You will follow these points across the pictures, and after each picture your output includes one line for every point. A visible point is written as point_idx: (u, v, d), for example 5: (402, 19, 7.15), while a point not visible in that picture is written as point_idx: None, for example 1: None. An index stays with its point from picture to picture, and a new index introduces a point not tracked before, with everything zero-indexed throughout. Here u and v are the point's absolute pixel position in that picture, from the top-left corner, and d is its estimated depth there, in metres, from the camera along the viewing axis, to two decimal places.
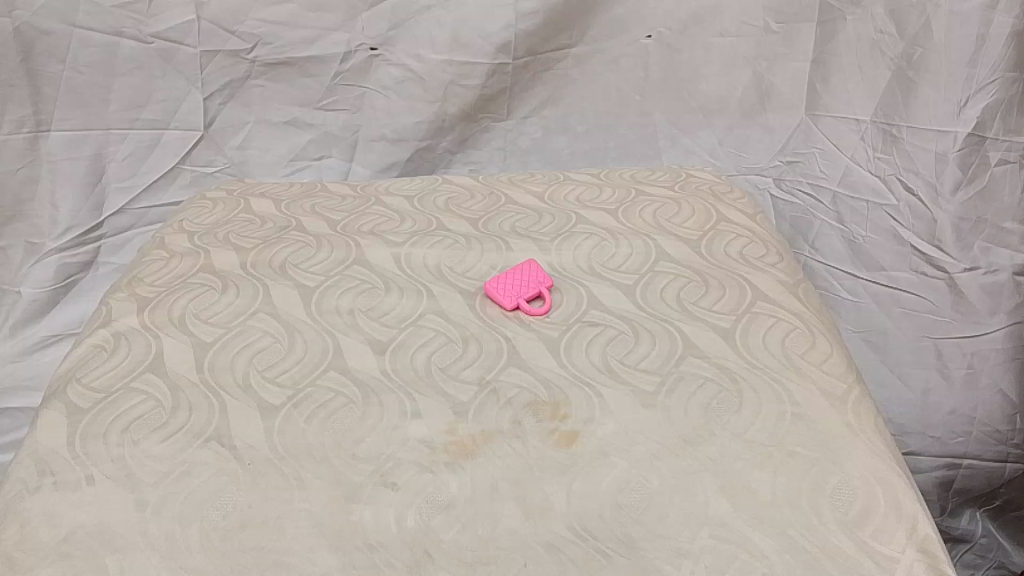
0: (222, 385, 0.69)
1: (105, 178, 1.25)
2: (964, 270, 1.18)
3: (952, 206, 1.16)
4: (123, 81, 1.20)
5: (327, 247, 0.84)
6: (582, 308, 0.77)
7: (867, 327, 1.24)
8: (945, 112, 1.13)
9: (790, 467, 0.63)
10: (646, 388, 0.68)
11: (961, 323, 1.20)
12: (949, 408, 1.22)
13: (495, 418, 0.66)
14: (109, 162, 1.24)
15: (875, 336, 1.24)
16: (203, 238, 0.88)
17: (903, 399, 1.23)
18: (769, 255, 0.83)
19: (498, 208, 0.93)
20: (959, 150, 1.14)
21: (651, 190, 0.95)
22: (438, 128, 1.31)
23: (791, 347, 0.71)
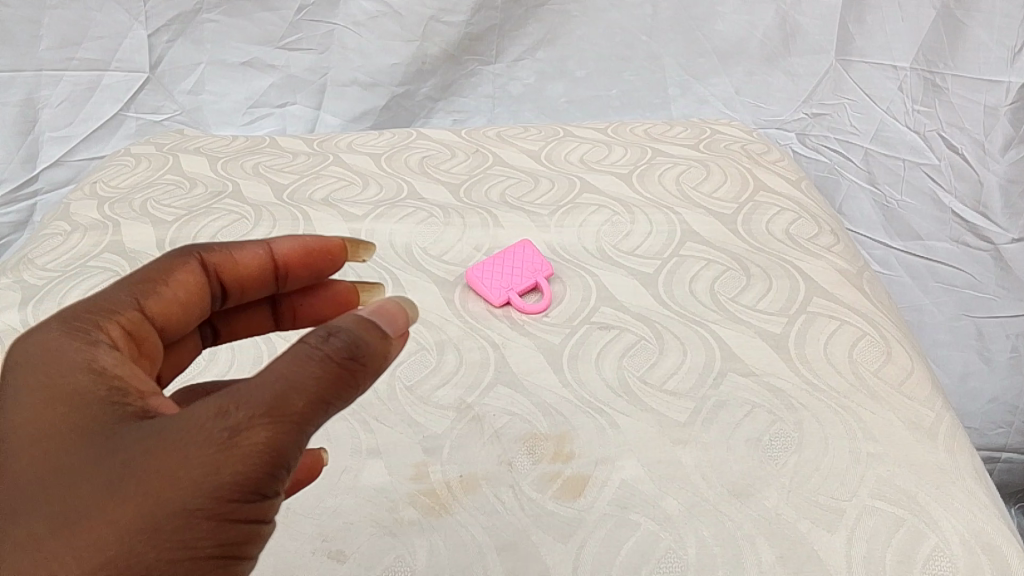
0: None
1: (37, 126, 1.05)
2: (1012, 240, 0.94)
3: (1002, 166, 0.96)
4: (54, 14, 1.02)
5: (268, 220, 0.67)
6: (588, 305, 0.60)
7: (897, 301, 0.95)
8: (996, 58, 0.97)
9: (870, 529, 0.47)
10: (675, 416, 0.52)
11: (1006, 301, 0.92)
12: (987, 395, 0.89)
13: (478, 458, 0.50)
14: (42, 108, 1.05)
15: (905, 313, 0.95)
16: (115, 206, 0.71)
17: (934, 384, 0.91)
18: (823, 235, 0.66)
19: (485, 169, 0.76)
20: (1011, 104, 0.97)
21: (672, 150, 0.78)
22: (418, 71, 1.13)
23: (862, 360, 0.56)
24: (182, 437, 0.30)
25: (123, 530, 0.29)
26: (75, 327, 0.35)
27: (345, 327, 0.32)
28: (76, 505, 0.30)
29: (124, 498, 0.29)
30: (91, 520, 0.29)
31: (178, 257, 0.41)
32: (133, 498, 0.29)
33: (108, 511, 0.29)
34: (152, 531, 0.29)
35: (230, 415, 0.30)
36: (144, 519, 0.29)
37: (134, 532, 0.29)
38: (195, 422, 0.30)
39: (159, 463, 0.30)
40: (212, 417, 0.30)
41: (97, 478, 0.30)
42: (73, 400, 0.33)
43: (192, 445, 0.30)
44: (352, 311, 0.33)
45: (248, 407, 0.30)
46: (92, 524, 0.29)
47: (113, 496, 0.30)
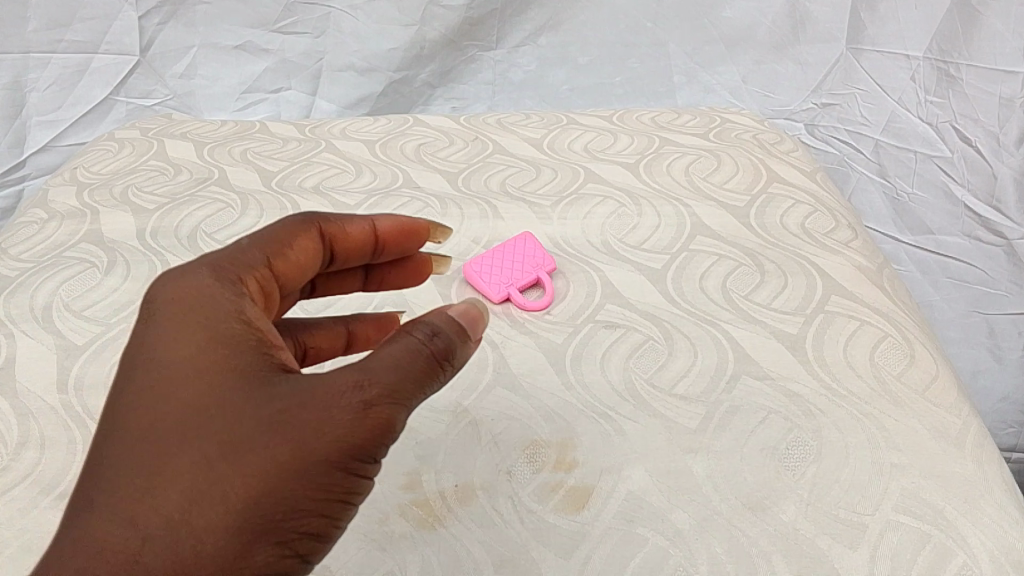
0: (93, 411, 0.49)
1: (24, 111, 1.02)
2: None
3: (1016, 159, 0.93)
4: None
5: (255, 209, 0.64)
6: (593, 302, 0.57)
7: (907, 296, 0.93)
8: (1013, 48, 0.94)
9: (894, 545, 0.44)
10: (685, 422, 0.49)
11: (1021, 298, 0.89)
12: (999, 394, 0.87)
13: (475, 466, 0.47)
14: (29, 93, 1.02)
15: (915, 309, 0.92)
16: (94, 193, 0.67)
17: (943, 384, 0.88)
18: (840, 229, 0.63)
19: (484, 158, 0.72)
20: None
21: (680, 139, 0.75)
22: (416, 57, 1.09)
23: (883, 363, 0.52)
24: (318, 400, 0.33)
25: (261, 476, 0.31)
26: (218, 278, 0.37)
27: (443, 326, 0.36)
28: (216, 451, 0.32)
29: (264, 448, 0.32)
30: (231, 464, 0.32)
31: (300, 224, 0.42)
32: (273, 448, 0.32)
33: (248, 456, 0.32)
34: (287, 480, 0.31)
35: (364, 386, 0.33)
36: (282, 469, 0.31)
37: (271, 480, 0.31)
38: (330, 389, 0.33)
39: (295, 422, 0.32)
40: (347, 386, 0.33)
41: (232, 429, 0.32)
42: (228, 343, 0.35)
43: (327, 408, 0.32)
44: (446, 309, 0.37)
45: (381, 384, 0.33)
46: (231, 467, 0.31)
47: (252, 444, 0.32)
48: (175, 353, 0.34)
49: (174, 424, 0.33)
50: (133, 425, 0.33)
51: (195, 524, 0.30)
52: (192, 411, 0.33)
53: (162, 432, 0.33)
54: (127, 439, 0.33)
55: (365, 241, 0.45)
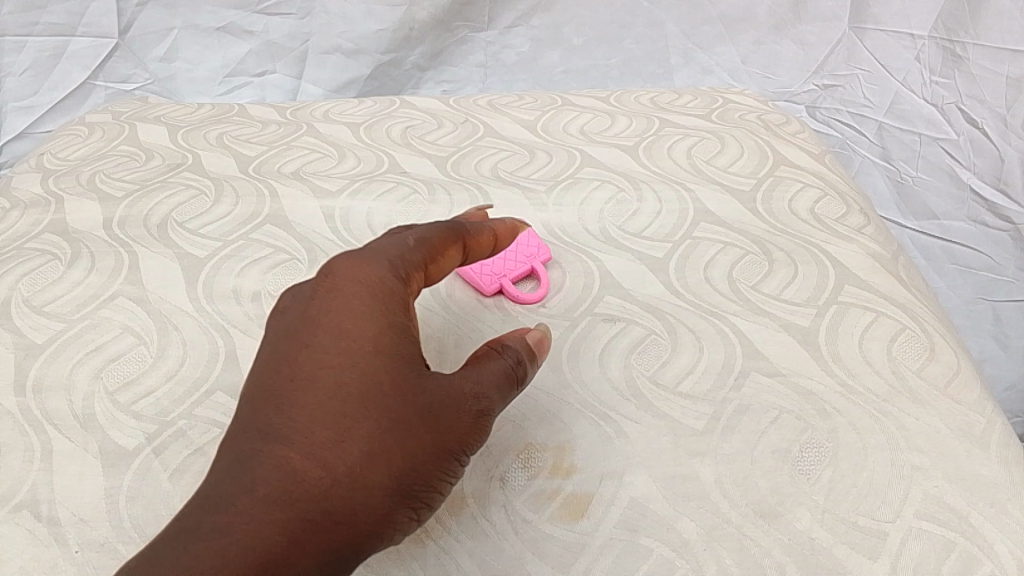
0: (52, 416, 0.46)
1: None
2: None
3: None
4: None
5: (231, 195, 0.60)
6: (591, 293, 0.53)
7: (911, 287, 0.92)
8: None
9: (917, 556, 0.41)
10: (691, 424, 0.46)
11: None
12: (1005, 382, 0.86)
13: (465, 473, 0.44)
14: (4, 77, 0.98)
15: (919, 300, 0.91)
16: (60, 180, 0.63)
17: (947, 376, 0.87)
18: (852, 214, 0.59)
19: (474, 141, 0.69)
20: None
21: (682, 120, 0.71)
22: (404, 38, 1.05)
23: (902, 358, 0.49)
24: (449, 400, 0.38)
25: (408, 456, 0.36)
26: (393, 275, 0.41)
27: (525, 349, 0.43)
28: (380, 424, 0.36)
29: (413, 432, 0.37)
30: (387, 437, 0.36)
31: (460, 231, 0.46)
32: (422, 434, 0.37)
33: (402, 434, 0.36)
34: (426, 464, 0.37)
35: (482, 396, 0.39)
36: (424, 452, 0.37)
37: (417, 458, 0.36)
38: (458, 392, 0.39)
39: (436, 414, 0.38)
40: (470, 393, 0.39)
41: (389, 406, 0.37)
42: (394, 331, 0.39)
43: (456, 409, 0.38)
44: (528, 332, 0.44)
45: (489, 399, 0.40)
46: (390, 445, 0.36)
47: (407, 426, 0.37)
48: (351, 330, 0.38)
49: (342, 394, 0.36)
50: (301, 391, 0.37)
51: (358, 487, 0.35)
52: (357, 384, 0.37)
53: (331, 397, 0.36)
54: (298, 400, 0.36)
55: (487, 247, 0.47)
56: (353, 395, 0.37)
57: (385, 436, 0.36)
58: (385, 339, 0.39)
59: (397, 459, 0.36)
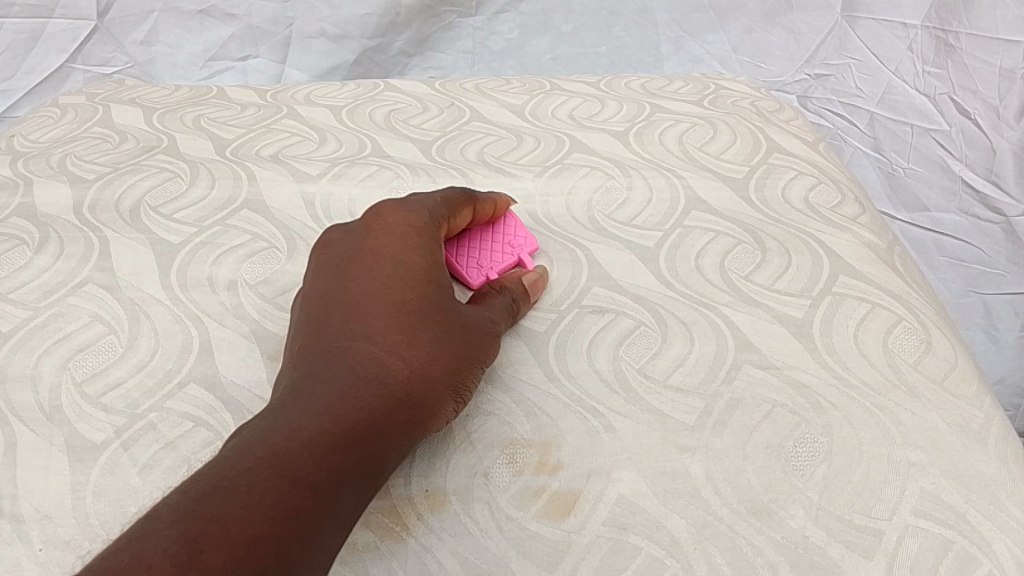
0: (16, 408, 0.44)
1: None
2: None
3: (1017, 132, 0.87)
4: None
5: (207, 179, 0.58)
6: (579, 285, 0.52)
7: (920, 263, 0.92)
8: (1016, 16, 0.88)
9: (915, 555, 0.39)
10: (681, 419, 0.44)
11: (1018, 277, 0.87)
12: (998, 376, 0.87)
13: (449, 470, 0.42)
14: None
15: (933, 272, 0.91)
16: (30, 163, 0.61)
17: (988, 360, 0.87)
18: (847, 203, 0.58)
19: (460, 125, 0.67)
20: None
21: (672, 106, 0.69)
22: (390, 23, 1.03)
23: (898, 350, 0.48)
24: (478, 326, 0.44)
25: (458, 362, 0.42)
26: (427, 222, 0.48)
27: (519, 288, 0.49)
28: (438, 335, 0.42)
29: (458, 342, 0.42)
30: (440, 343, 0.42)
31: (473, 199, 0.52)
32: (465, 347, 0.43)
33: (450, 343, 0.42)
34: (468, 373, 0.42)
35: (494, 322, 0.46)
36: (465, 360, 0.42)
37: (462, 367, 0.42)
38: (484, 321, 0.45)
39: (470, 331, 0.43)
40: (490, 323, 0.45)
41: (441, 322, 0.43)
42: (437, 267, 0.45)
43: (482, 333, 0.44)
44: (524, 274, 0.50)
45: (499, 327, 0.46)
46: (446, 352, 0.42)
47: (453, 338, 0.42)
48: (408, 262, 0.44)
49: (408, 307, 0.42)
50: (370, 307, 0.42)
51: (422, 382, 0.40)
52: (415, 301, 0.43)
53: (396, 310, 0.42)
54: (372, 312, 0.42)
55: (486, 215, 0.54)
56: (414, 307, 0.42)
57: (442, 344, 0.42)
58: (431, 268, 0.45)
59: (447, 362, 0.41)
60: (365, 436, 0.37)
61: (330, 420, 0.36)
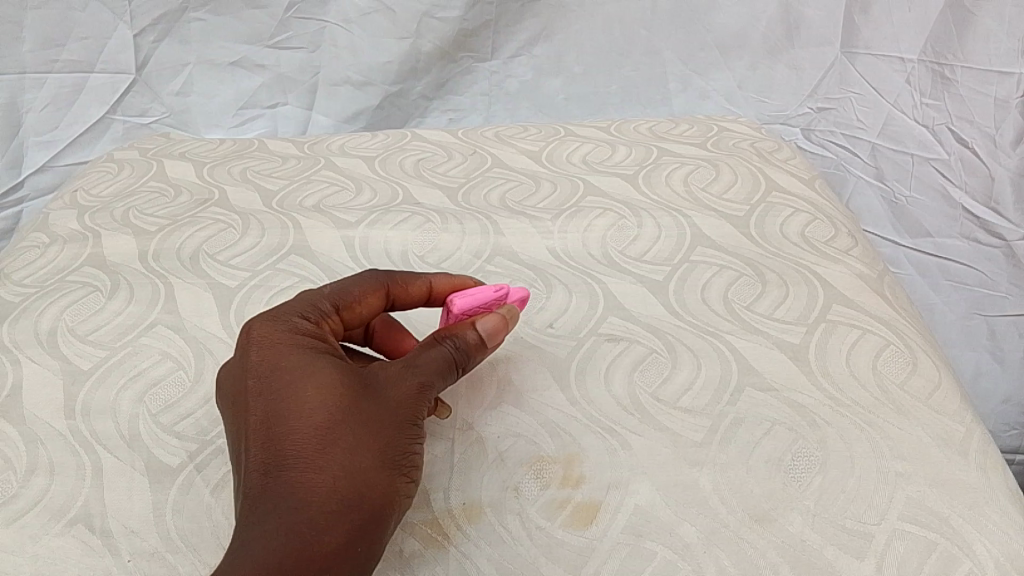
0: (100, 436, 0.49)
1: (20, 131, 1.01)
2: None
3: (1013, 160, 0.94)
4: (37, 15, 0.98)
5: (256, 229, 0.64)
6: (595, 314, 0.57)
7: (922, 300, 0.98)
8: (1008, 48, 0.93)
9: (900, 555, 0.44)
10: (689, 436, 0.49)
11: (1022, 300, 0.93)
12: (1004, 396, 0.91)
13: (483, 485, 0.47)
14: (25, 112, 1.01)
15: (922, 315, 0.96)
16: (96, 216, 0.67)
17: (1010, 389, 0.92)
18: (841, 237, 0.63)
19: (483, 172, 0.73)
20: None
21: (678, 149, 0.75)
22: (411, 70, 1.09)
23: (885, 371, 0.53)
24: (402, 399, 0.43)
25: (383, 446, 0.42)
26: (308, 320, 0.47)
27: (471, 337, 0.47)
28: (353, 430, 0.41)
29: (377, 428, 0.42)
30: (360, 434, 0.41)
31: (368, 279, 0.50)
32: (387, 429, 0.42)
33: (368, 430, 0.42)
34: (399, 452, 0.42)
35: (426, 379, 0.45)
36: (393, 436, 0.42)
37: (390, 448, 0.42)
38: (408, 388, 0.44)
39: (391, 408, 0.43)
40: (417, 385, 0.44)
41: (356, 414, 0.42)
42: (339, 362, 0.44)
43: (409, 402, 0.44)
44: (480, 321, 0.47)
45: (431, 384, 0.45)
46: (368, 441, 0.41)
47: (371, 425, 0.42)
48: (304, 369, 0.43)
49: (317, 414, 0.41)
50: (279, 424, 0.41)
51: (353, 478, 0.40)
52: (322, 404, 0.42)
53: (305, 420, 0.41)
54: (282, 430, 0.41)
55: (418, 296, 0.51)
56: (317, 411, 0.42)
57: (361, 437, 0.41)
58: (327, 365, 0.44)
59: (371, 449, 0.41)
60: (299, 557, 0.37)
61: (263, 556, 0.36)
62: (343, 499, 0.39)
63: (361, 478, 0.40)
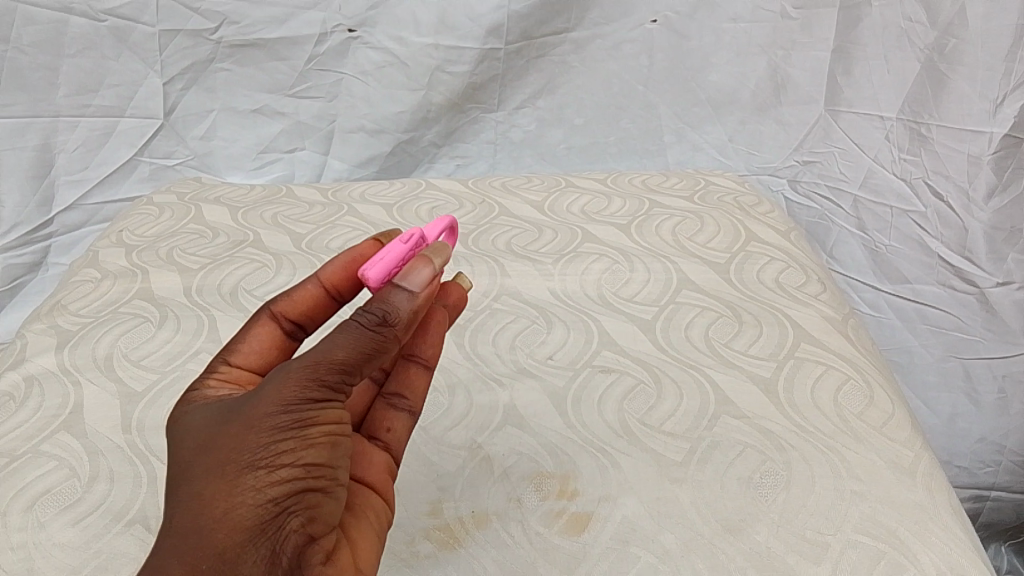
0: (154, 449, 0.56)
1: (53, 171, 1.11)
2: (997, 284, 1.03)
3: (986, 214, 1.01)
4: (71, 63, 1.06)
5: (288, 268, 0.71)
6: (590, 349, 0.64)
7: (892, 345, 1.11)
8: (980, 109, 0.98)
9: (853, 563, 0.50)
10: (672, 456, 0.56)
11: (993, 342, 1.05)
12: (977, 435, 1.09)
13: (489, 495, 0.54)
14: (58, 154, 1.11)
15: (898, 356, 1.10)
16: (142, 255, 0.75)
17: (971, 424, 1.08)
18: (811, 283, 0.71)
19: (491, 220, 0.80)
20: (995, 153, 0.99)
21: (668, 202, 0.83)
22: (422, 119, 1.17)
23: (846, 404, 0.59)
24: (275, 390, 0.38)
25: (238, 454, 0.37)
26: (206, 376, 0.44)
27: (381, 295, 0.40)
28: (219, 446, 0.38)
29: (243, 433, 0.37)
30: (225, 448, 0.38)
31: (252, 319, 0.47)
32: (253, 430, 0.37)
33: (231, 441, 0.38)
34: (259, 456, 0.37)
35: (315, 357, 0.38)
36: (249, 444, 0.37)
37: (247, 454, 0.37)
38: (283, 376, 0.38)
39: (259, 406, 0.38)
40: (292, 368, 0.38)
41: (227, 427, 0.38)
42: None
43: (280, 393, 0.38)
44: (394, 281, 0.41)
45: (312, 362, 0.38)
46: (224, 455, 0.37)
47: (238, 433, 0.38)
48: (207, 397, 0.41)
49: (199, 440, 0.39)
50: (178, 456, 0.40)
51: (196, 517, 0.37)
52: (207, 428, 0.39)
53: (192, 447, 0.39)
54: (177, 463, 0.39)
55: (315, 298, 0.48)
56: (184, 455, 0.39)
57: (225, 451, 0.37)
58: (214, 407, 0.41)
59: (219, 472, 0.37)
60: None
61: None
62: (185, 550, 0.36)
63: (205, 509, 0.37)
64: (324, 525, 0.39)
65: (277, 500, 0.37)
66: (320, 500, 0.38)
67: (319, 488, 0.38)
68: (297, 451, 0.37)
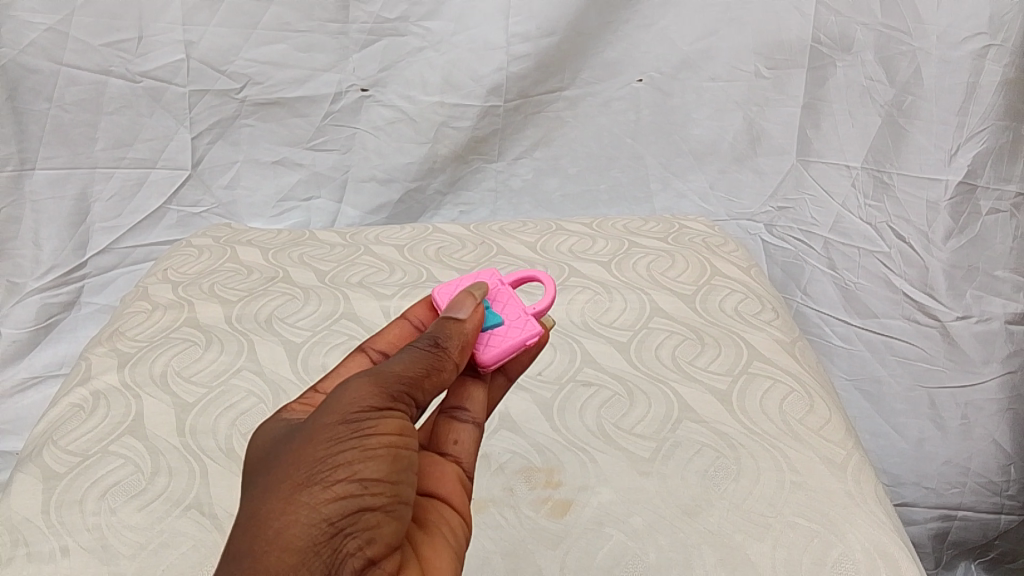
0: (204, 449, 0.67)
1: (89, 217, 1.23)
2: (957, 318, 1.13)
3: (944, 254, 1.13)
4: (110, 120, 1.19)
5: (315, 300, 0.83)
6: (575, 366, 0.75)
7: (861, 375, 1.19)
8: (936, 159, 1.10)
9: (791, 540, 0.60)
10: (640, 453, 0.67)
11: (955, 371, 1.13)
12: (942, 457, 1.13)
13: (486, 486, 0.64)
14: (95, 202, 1.23)
15: (868, 385, 1.18)
16: (188, 289, 0.86)
17: (937, 450, 1.13)
18: (766, 312, 0.82)
19: (491, 258, 0.92)
20: (950, 199, 1.11)
21: (647, 243, 0.94)
22: (429, 169, 1.29)
23: (790, 411, 0.70)
24: (341, 406, 0.46)
25: (300, 465, 0.44)
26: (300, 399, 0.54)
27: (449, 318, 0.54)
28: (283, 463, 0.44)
29: (306, 449, 0.44)
30: (291, 461, 0.44)
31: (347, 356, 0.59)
32: (318, 443, 0.44)
33: (296, 455, 0.44)
34: (319, 468, 0.43)
35: (380, 373, 0.48)
36: (309, 460, 0.44)
37: (307, 466, 0.44)
38: (347, 393, 0.46)
39: (323, 419, 0.45)
40: (355, 384, 0.47)
41: (292, 444, 0.45)
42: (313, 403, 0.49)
43: (345, 406, 0.46)
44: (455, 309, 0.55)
45: (373, 380, 0.47)
46: (288, 469, 0.44)
47: (302, 448, 0.45)
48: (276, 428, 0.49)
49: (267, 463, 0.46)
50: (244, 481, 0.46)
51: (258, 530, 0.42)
52: (275, 451, 0.46)
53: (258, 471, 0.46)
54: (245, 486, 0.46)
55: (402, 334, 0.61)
56: (251, 479, 0.46)
57: (290, 464, 0.44)
58: (274, 439, 0.48)
59: (279, 492, 0.43)
60: None
61: None
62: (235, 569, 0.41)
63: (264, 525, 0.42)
64: (380, 543, 0.45)
65: (332, 518, 0.42)
66: (375, 518, 0.44)
67: (375, 506, 0.44)
68: (353, 465, 0.44)
